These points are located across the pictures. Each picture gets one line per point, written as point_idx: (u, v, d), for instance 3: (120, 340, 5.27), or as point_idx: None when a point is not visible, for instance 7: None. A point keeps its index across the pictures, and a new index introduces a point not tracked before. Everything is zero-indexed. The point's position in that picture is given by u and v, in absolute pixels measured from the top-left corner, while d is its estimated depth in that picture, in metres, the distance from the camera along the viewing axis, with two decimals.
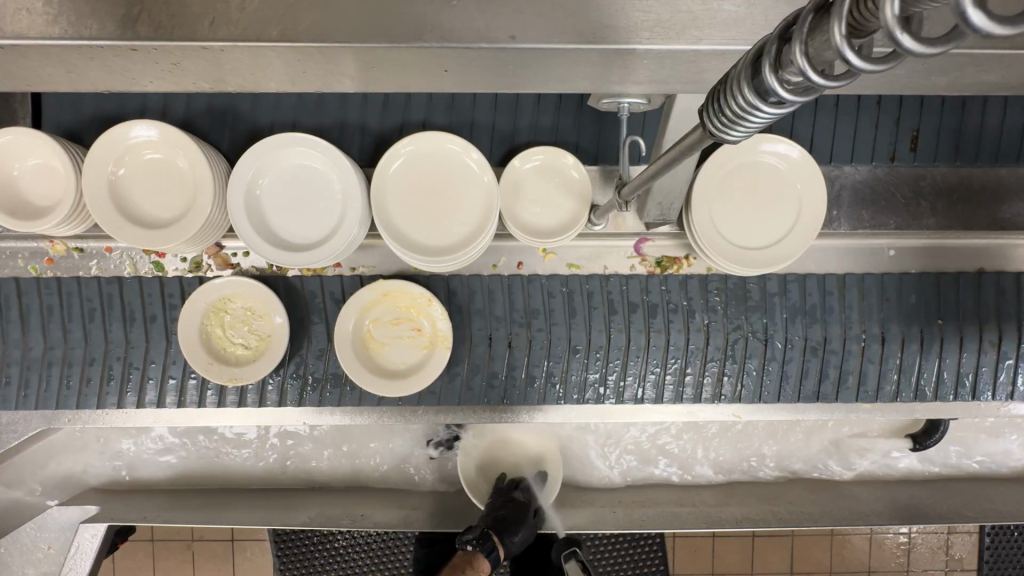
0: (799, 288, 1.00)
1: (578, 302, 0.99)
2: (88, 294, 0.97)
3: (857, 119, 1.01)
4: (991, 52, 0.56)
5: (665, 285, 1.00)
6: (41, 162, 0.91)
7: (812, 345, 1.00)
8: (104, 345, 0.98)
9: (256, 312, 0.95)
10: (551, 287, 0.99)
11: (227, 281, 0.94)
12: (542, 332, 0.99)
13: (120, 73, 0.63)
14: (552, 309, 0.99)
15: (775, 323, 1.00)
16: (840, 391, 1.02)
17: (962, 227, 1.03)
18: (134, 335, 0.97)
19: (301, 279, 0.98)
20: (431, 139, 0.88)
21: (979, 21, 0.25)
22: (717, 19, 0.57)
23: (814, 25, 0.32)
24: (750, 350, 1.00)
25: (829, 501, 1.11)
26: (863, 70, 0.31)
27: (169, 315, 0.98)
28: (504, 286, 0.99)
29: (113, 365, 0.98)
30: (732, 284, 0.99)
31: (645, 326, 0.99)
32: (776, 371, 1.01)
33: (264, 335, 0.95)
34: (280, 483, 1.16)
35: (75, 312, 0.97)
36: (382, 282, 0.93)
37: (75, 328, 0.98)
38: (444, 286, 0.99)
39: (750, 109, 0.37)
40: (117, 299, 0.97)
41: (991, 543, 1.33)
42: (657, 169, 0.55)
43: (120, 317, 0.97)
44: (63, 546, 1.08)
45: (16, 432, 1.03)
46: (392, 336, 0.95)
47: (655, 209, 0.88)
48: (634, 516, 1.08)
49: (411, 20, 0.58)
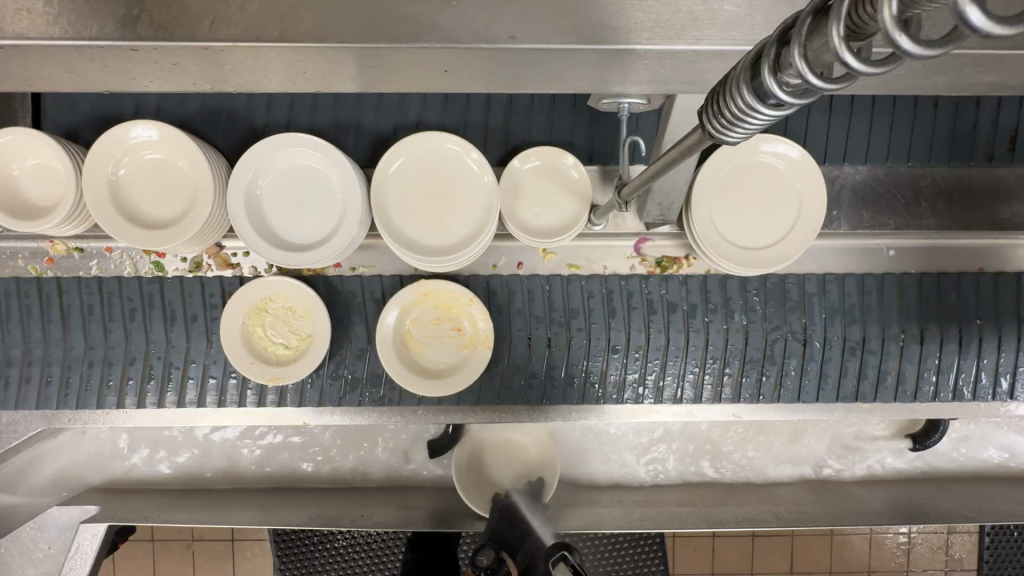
0: (837, 289, 1.00)
1: (617, 303, 0.99)
2: (129, 294, 0.97)
3: (855, 119, 1.01)
4: (990, 52, 0.56)
5: (705, 286, 0.99)
6: (41, 162, 0.91)
7: (851, 345, 1.00)
8: (145, 345, 0.98)
9: (297, 311, 0.96)
10: (591, 287, 0.99)
11: (270, 281, 0.95)
12: (582, 332, 0.98)
13: (119, 73, 0.63)
14: (592, 309, 0.99)
15: (814, 323, 1.00)
16: (878, 393, 1.02)
17: (962, 227, 1.03)
18: (176, 335, 0.98)
19: (341, 279, 0.98)
20: (431, 139, 0.88)
21: (979, 21, 0.25)
22: (716, 19, 0.57)
23: (813, 28, 0.32)
24: (790, 351, 1.00)
25: (830, 501, 1.12)
26: (862, 73, 0.31)
27: (210, 316, 0.98)
28: (543, 286, 0.99)
29: (154, 364, 0.98)
30: (773, 284, 1.00)
31: (685, 326, 0.99)
32: (814, 372, 1.01)
33: (304, 335, 0.96)
34: (280, 483, 1.16)
35: (116, 311, 0.97)
36: (423, 282, 0.94)
37: (116, 327, 0.98)
38: (483, 285, 0.99)
39: (749, 111, 0.37)
40: (158, 299, 0.97)
41: (991, 543, 1.33)
42: (657, 169, 0.55)
43: (161, 316, 0.98)
44: (62, 547, 1.08)
45: (16, 432, 1.03)
46: (432, 336, 0.95)
47: (655, 209, 0.88)
48: (634, 516, 1.08)
49: (412, 20, 0.58)
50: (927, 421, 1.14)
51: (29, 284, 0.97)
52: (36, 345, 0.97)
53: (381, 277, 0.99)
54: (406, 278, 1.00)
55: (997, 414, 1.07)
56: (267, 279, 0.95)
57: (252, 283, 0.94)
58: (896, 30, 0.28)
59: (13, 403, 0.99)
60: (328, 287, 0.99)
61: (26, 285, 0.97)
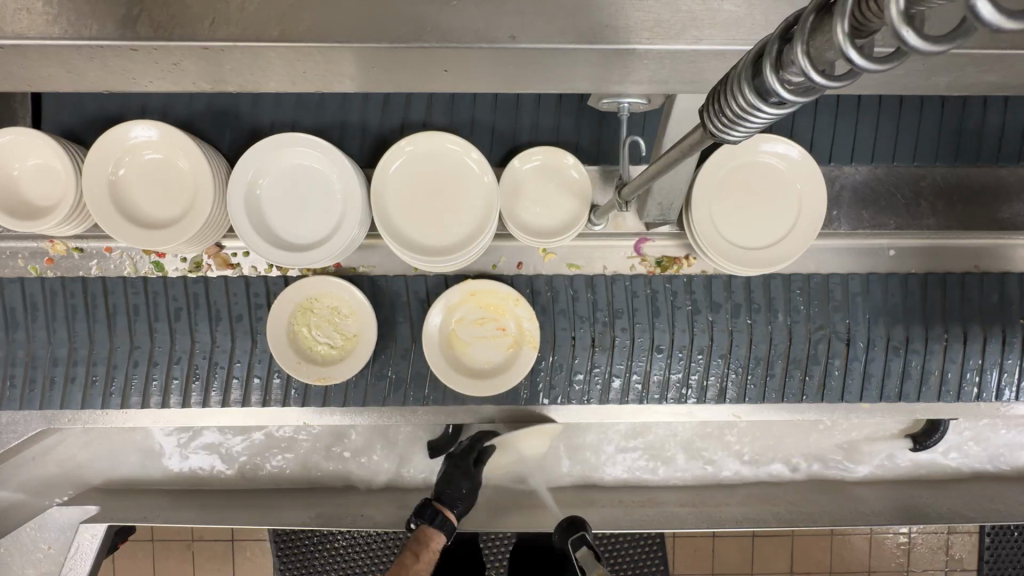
0: (882, 291, 1.00)
1: (661, 303, 0.99)
2: (174, 294, 0.97)
3: (855, 118, 1.00)
4: (990, 52, 0.56)
5: (749, 285, 0.99)
6: (41, 162, 0.91)
7: (895, 345, 1.00)
8: (190, 344, 0.97)
9: (342, 311, 0.96)
10: (635, 287, 0.99)
11: (315, 281, 0.95)
12: (626, 332, 0.98)
13: (119, 73, 0.63)
14: (636, 309, 0.98)
15: (858, 323, 0.99)
16: (920, 394, 1.02)
17: (962, 227, 1.03)
18: (221, 334, 0.97)
19: (387, 279, 0.98)
20: (431, 139, 0.88)
21: (989, 15, 0.26)
22: (717, 19, 0.57)
23: (818, 24, 0.32)
24: (834, 351, 0.99)
25: (830, 502, 1.12)
26: (867, 69, 0.31)
27: (255, 315, 0.98)
28: (587, 285, 0.99)
29: (198, 364, 0.98)
30: (816, 283, 1.00)
31: (729, 326, 0.99)
32: (859, 372, 1.00)
33: (349, 335, 0.95)
34: (277, 483, 1.16)
35: (161, 310, 0.97)
36: (469, 282, 0.94)
37: (161, 327, 0.97)
38: (528, 285, 0.99)
39: (750, 110, 0.37)
40: (203, 298, 0.97)
41: (991, 544, 1.33)
42: (657, 169, 0.55)
43: (206, 316, 0.97)
44: (62, 546, 1.08)
45: (16, 432, 1.03)
46: (476, 335, 0.95)
47: (655, 209, 0.88)
48: (634, 516, 1.08)
49: (412, 20, 0.58)
50: (927, 421, 1.15)
51: (75, 284, 0.97)
52: (81, 345, 0.97)
53: (425, 277, 0.99)
54: (406, 279, 1.00)
55: (997, 414, 1.07)
56: (312, 279, 0.95)
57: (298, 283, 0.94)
58: (903, 25, 0.28)
59: (17, 403, 0.98)
60: (373, 285, 0.99)
61: (72, 285, 0.97)
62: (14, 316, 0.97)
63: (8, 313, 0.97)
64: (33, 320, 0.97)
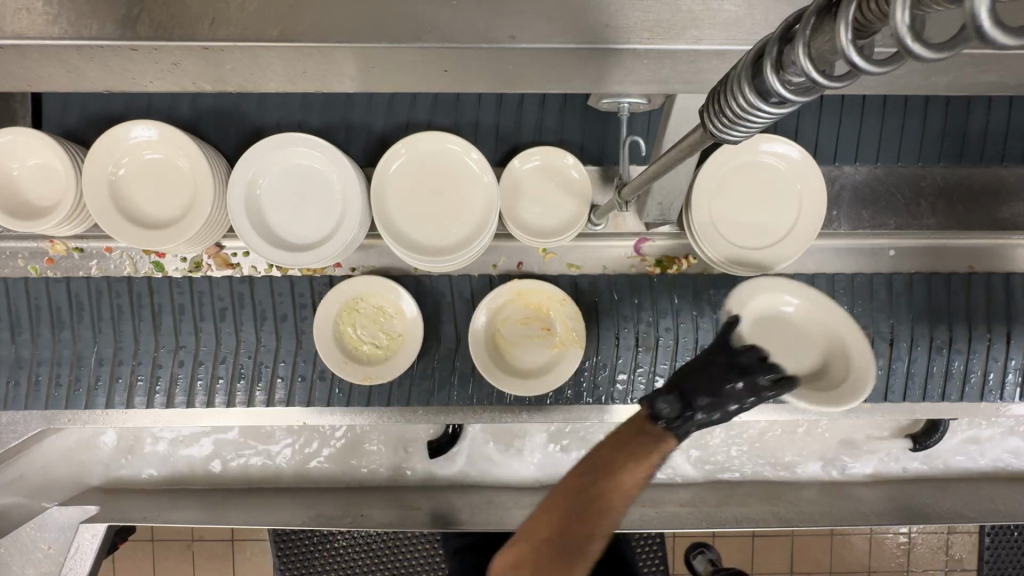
0: (923, 288, 1.00)
1: (705, 302, 0.98)
2: (220, 294, 0.97)
3: (856, 118, 1.00)
4: (990, 52, 0.56)
5: (792, 284, 1.00)
6: (41, 162, 0.91)
7: (938, 345, 1.00)
8: (236, 343, 0.98)
9: (387, 311, 0.97)
10: (679, 287, 0.98)
11: (359, 281, 0.95)
12: (669, 332, 0.98)
13: (119, 73, 0.63)
14: (679, 308, 0.98)
15: (901, 323, 1.00)
16: (963, 393, 1.02)
17: (961, 227, 1.04)
18: (266, 335, 0.97)
19: (431, 278, 0.99)
20: (431, 139, 0.88)
21: (996, 35, 0.26)
22: (717, 19, 0.57)
23: (819, 24, 0.32)
24: (877, 351, 1.00)
25: (831, 503, 1.12)
26: (868, 73, 0.31)
27: (300, 316, 0.98)
28: (630, 287, 0.98)
29: (243, 363, 0.98)
30: (860, 283, 1.00)
31: None
32: (902, 372, 1.01)
33: (393, 334, 0.97)
34: (275, 484, 1.16)
35: (206, 310, 0.97)
36: (516, 282, 0.95)
37: (206, 326, 0.97)
38: (572, 284, 0.98)
39: (750, 109, 0.37)
40: (248, 298, 0.97)
41: (991, 543, 1.33)
42: (657, 169, 0.55)
43: (252, 316, 0.97)
44: (63, 546, 1.06)
45: (16, 432, 1.04)
46: (521, 335, 0.96)
47: (655, 209, 0.88)
48: (634, 516, 1.08)
49: (411, 20, 0.58)
50: (927, 420, 1.15)
51: (120, 284, 0.96)
52: (127, 344, 0.97)
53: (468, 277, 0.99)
54: (405, 278, 1.00)
55: (997, 414, 1.07)
56: (358, 280, 0.95)
57: (342, 284, 0.95)
58: (908, 34, 0.28)
59: (19, 402, 0.98)
60: (418, 285, 0.99)
61: (118, 285, 0.96)
62: (60, 316, 0.96)
63: (54, 311, 0.96)
64: (79, 320, 0.97)
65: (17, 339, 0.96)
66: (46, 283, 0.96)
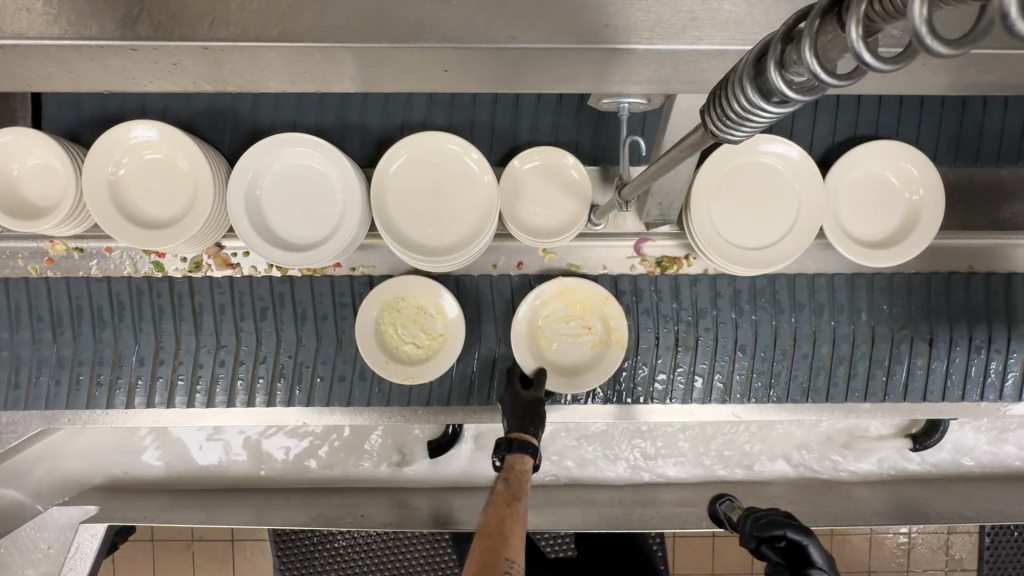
0: (963, 289, 1.01)
1: (744, 301, 0.99)
2: (260, 294, 0.98)
3: (855, 118, 1.00)
4: (989, 52, 0.56)
5: (831, 285, 1.00)
6: (41, 162, 0.91)
7: (976, 345, 1.01)
8: (276, 344, 0.98)
9: (427, 311, 0.96)
10: (718, 288, 0.99)
11: (401, 281, 0.95)
12: (709, 332, 0.99)
13: (119, 73, 0.63)
14: (719, 309, 0.99)
15: (939, 323, 1.00)
16: (1002, 393, 1.03)
17: (963, 227, 1.04)
18: (306, 334, 0.98)
19: (473, 278, 1.00)
20: (431, 138, 0.88)
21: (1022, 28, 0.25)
22: (717, 19, 0.57)
23: (824, 24, 0.32)
24: (916, 350, 1.01)
25: (831, 503, 1.11)
26: (877, 70, 0.31)
27: (340, 315, 0.99)
28: (672, 289, 1.00)
29: (284, 362, 0.99)
30: (897, 282, 1.01)
31: (811, 326, 1.00)
32: (940, 372, 1.02)
33: (435, 334, 0.96)
34: (274, 483, 1.16)
35: (247, 310, 0.98)
36: (562, 280, 0.95)
37: (247, 325, 0.98)
38: (612, 285, 1.00)
39: (753, 109, 0.37)
40: (288, 297, 0.98)
41: (991, 543, 1.33)
42: (657, 169, 0.55)
43: (292, 316, 0.98)
44: (63, 547, 1.06)
45: (16, 432, 1.03)
46: (562, 334, 0.96)
47: (655, 209, 0.88)
48: (634, 517, 1.08)
49: (412, 20, 0.58)
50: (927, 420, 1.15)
51: (161, 284, 0.97)
52: (169, 342, 0.98)
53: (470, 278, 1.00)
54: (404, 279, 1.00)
55: (998, 414, 1.07)
56: (400, 279, 0.95)
57: (382, 284, 0.95)
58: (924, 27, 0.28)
59: (21, 402, 0.98)
60: (458, 285, 1.00)
61: (159, 285, 0.97)
62: (101, 315, 0.98)
63: (95, 312, 0.98)
64: (120, 321, 0.98)
65: (60, 338, 0.98)
66: (87, 283, 0.97)
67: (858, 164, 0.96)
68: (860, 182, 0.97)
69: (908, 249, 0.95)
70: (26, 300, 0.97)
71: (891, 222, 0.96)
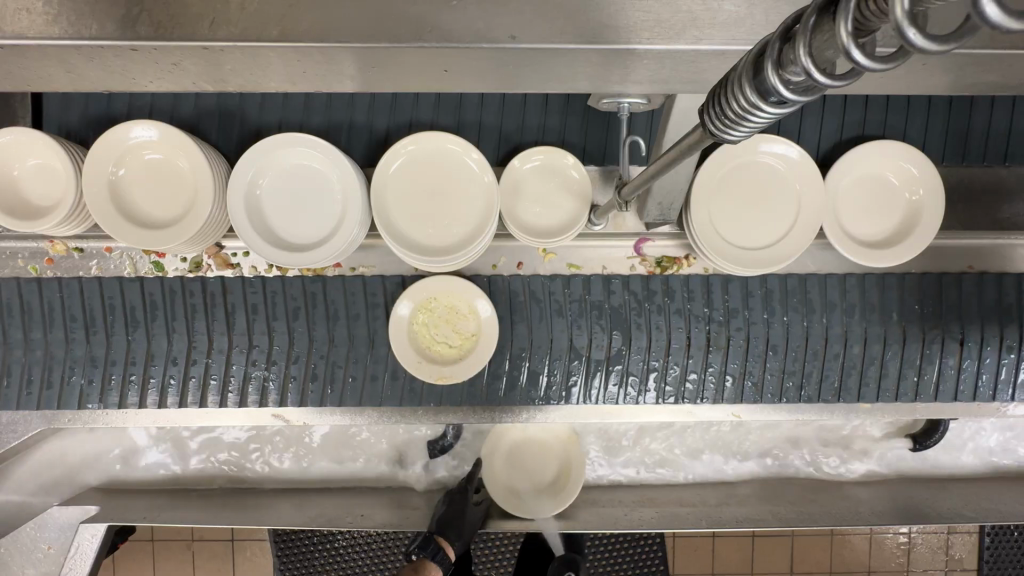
0: (995, 288, 1.01)
1: (776, 301, 0.99)
2: (292, 294, 0.98)
3: (853, 118, 1.00)
4: (989, 52, 0.56)
5: (863, 284, 1.00)
6: (40, 162, 0.91)
7: (1007, 345, 1.00)
8: (308, 344, 0.98)
9: (460, 311, 0.96)
10: (750, 287, 0.99)
11: (432, 282, 0.96)
12: (740, 332, 0.99)
13: (120, 73, 0.63)
14: (751, 308, 0.99)
15: (971, 322, 1.00)
16: None
17: (962, 227, 1.04)
18: (338, 335, 0.98)
19: (504, 279, 0.99)
20: (430, 139, 0.88)
21: (994, 14, 0.25)
22: (717, 19, 0.57)
23: (819, 24, 0.32)
24: (948, 350, 1.00)
25: (831, 503, 1.11)
26: (868, 69, 0.31)
27: (372, 315, 0.98)
28: (704, 285, 0.99)
29: (316, 363, 0.99)
30: (930, 282, 1.00)
31: (843, 325, 1.00)
32: (972, 373, 1.01)
33: (467, 334, 0.96)
34: (273, 483, 1.16)
35: (279, 310, 0.98)
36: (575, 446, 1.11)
37: (279, 325, 0.98)
38: (644, 283, 0.99)
39: (751, 110, 0.37)
40: (321, 297, 0.98)
41: (991, 543, 1.33)
42: (657, 169, 0.55)
43: (324, 316, 0.98)
44: (63, 546, 1.06)
45: (16, 432, 1.03)
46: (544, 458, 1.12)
47: (655, 209, 0.89)
48: (633, 517, 1.08)
49: (412, 20, 0.58)
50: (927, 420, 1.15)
51: (195, 284, 0.97)
52: (201, 340, 0.98)
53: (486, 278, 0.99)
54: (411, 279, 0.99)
55: (999, 414, 1.07)
56: (432, 280, 0.95)
57: (418, 283, 0.95)
58: (904, 22, 0.27)
59: (18, 402, 0.98)
60: (490, 285, 0.99)
61: (192, 285, 0.97)
62: (135, 315, 0.97)
63: (128, 312, 0.97)
64: (153, 320, 0.97)
65: (92, 338, 0.97)
66: (120, 283, 0.97)
67: (858, 163, 0.96)
68: (860, 183, 0.97)
69: (909, 249, 0.95)
70: (59, 300, 0.97)
71: (892, 221, 0.96)
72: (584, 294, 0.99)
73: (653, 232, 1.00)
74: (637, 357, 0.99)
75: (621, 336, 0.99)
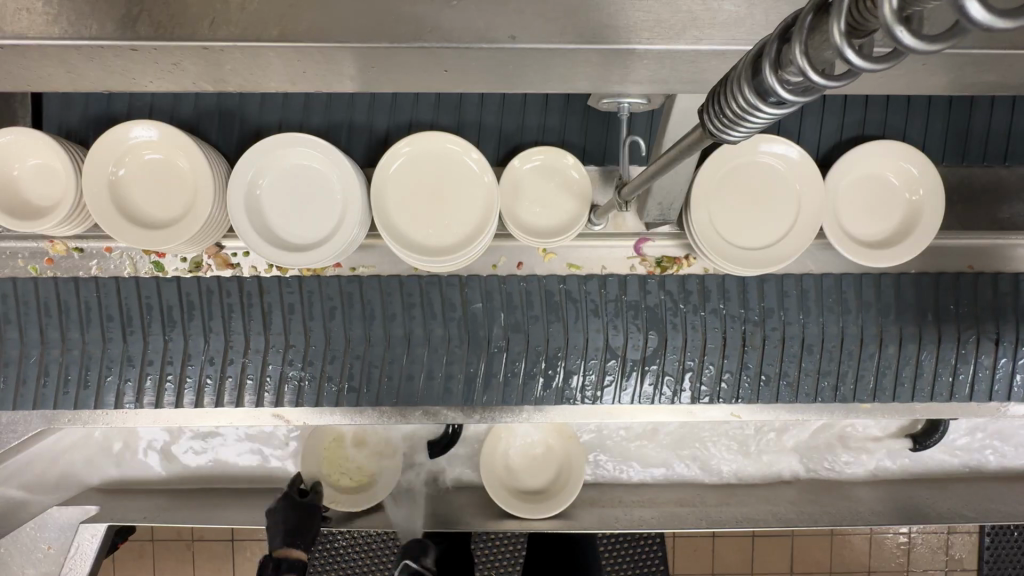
0: None
1: (812, 302, 1.00)
2: (329, 292, 0.98)
3: (851, 118, 1.00)
4: (989, 52, 0.56)
5: (898, 284, 1.00)
6: (40, 162, 0.91)
7: None
8: (344, 344, 0.98)
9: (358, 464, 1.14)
10: (786, 287, 1.00)
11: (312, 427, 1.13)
12: (776, 332, 0.99)
13: (120, 73, 0.63)
14: (787, 308, 0.99)
15: (1008, 322, 1.00)
16: None
17: (963, 227, 1.04)
18: (375, 334, 0.98)
19: (539, 279, 0.99)
20: (430, 139, 0.88)
21: (976, 12, 0.24)
22: (717, 19, 0.57)
23: (816, 23, 0.32)
24: (984, 349, 1.00)
25: (832, 503, 1.11)
26: (863, 69, 0.31)
27: (408, 315, 0.98)
28: (739, 287, 0.99)
29: (352, 363, 0.99)
30: (966, 282, 1.00)
31: (878, 326, 1.00)
32: (1006, 372, 1.01)
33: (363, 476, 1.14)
34: (271, 483, 1.16)
35: (315, 309, 0.98)
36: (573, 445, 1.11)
37: (316, 326, 0.98)
38: (679, 283, 0.99)
39: (750, 109, 0.37)
40: (357, 298, 0.98)
41: (991, 543, 1.33)
42: (657, 168, 0.55)
43: (360, 317, 0.98)
44: (64, 546, 1.07)
45: (16, 432, 1.02)
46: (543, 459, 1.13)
47: (655, 209, 0.90)
48: (634, 518, 1.08)
49: (413, 20, 0.58)
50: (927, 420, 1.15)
51: (231, 284, 0.97)
52: (237, 340, 0.97)
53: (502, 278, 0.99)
54: (438, 279, 0.98)
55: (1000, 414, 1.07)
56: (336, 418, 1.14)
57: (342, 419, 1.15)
58: (893, 23, 0.27)
59: (16, 402, 0.98)
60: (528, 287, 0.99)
61: (228, 285, 0.97)
62: (171, 315, 0.97)
63: (166, 312, 0.97)
64: (189, 320, 0.97)
65: (129, 338, 0.97)
66: (157, 282, 0.97)
67: (858, 163, 0.97)
68: (860, 184, 0.97)
69: (909, 249, 0.95)
70: (96, 299, 0.97)
71: (892, 220, 0.96)
72: (619, 294, 0.99)
73: (653, 232, 1.00)
74: (673, 357, 0.99)
75: (656, 336, 0.99)
